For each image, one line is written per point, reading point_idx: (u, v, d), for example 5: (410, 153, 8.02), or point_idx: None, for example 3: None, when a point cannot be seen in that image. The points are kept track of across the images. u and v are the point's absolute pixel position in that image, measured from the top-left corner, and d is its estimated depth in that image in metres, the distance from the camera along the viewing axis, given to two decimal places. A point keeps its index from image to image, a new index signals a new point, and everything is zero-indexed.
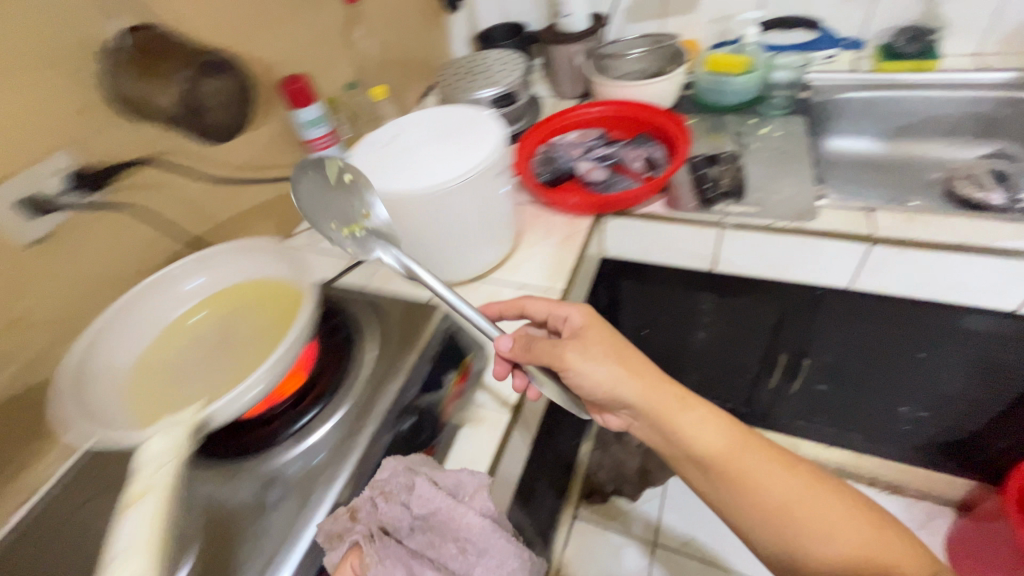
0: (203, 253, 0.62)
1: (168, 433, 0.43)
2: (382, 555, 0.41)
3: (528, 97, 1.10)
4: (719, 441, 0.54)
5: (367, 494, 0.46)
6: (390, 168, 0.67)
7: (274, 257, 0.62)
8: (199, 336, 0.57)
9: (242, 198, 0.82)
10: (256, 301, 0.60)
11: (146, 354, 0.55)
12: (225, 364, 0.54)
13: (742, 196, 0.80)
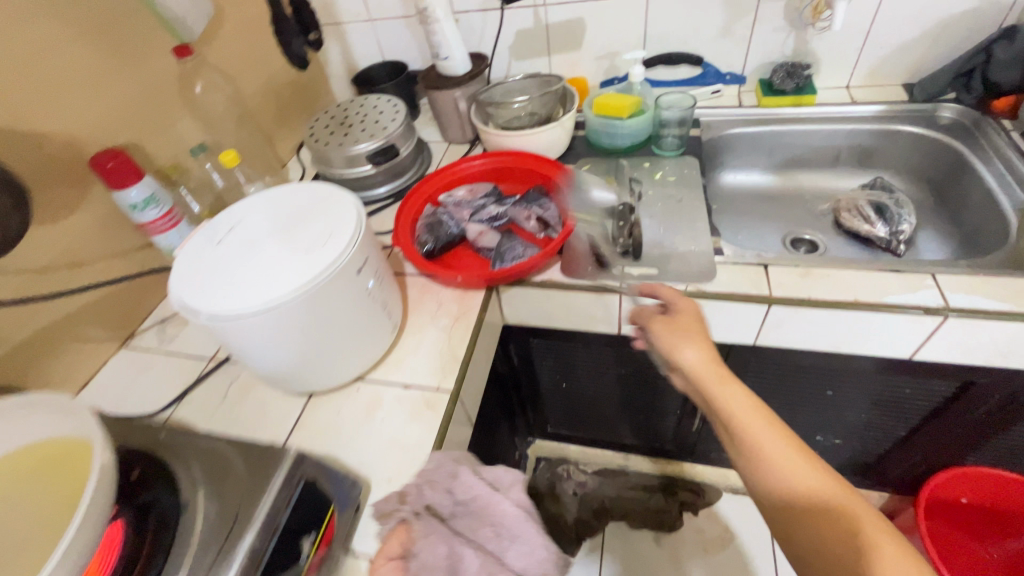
0: None
1: None
2: (427, 530, 0.49)
3: (413, 146, 0.98)
4: (741, 404, 0.51)
5: (415, 481, 0.53)
6: (217, 277, 0.54)
7: (59, 417, 0.50)
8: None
9: (48, 309, 0.67)
10: (38, 480, 0.47)
11: None
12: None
13: (640, 255, 0.76)
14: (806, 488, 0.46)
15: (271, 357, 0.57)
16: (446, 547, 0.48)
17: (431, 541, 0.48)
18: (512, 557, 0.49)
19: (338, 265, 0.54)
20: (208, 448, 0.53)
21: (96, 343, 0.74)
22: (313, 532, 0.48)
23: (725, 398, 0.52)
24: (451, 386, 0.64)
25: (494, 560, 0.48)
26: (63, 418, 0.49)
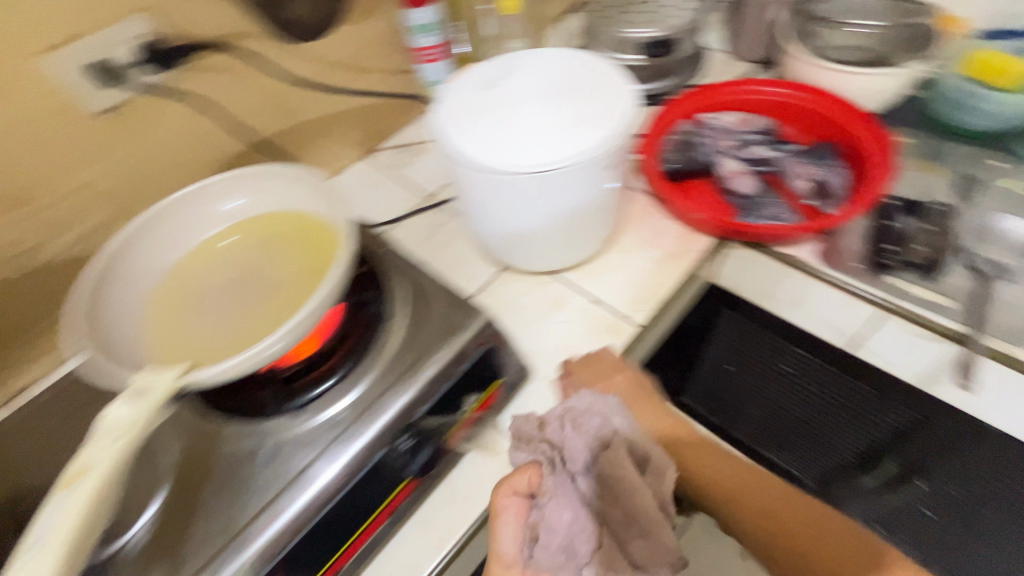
0: (244, 171, 0.54)
1: (133, 399, 0.37)
2: (559, 488, 0.48)
3: (691, 49, 0.84)
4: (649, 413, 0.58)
5: (558, 414, 0.51)
6: (477, 124, 0.53)
7: (310, 193, 0.53)
8: (213, 271, 0.52)
9: (325, 102, 0.74)
10: (289, 239, 0.53)
11: (175, 269, 0.52)
12: (229, 315, 0.48)
13: (935, 273, 0.61)
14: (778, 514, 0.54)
15: (493, 219, 0.57)
16: (571, 514, 0.47)
17: (561, 502, 0.47)
18: (633, 549, 0.46)
19: (595, 154, 0.50)
20: (415, 275, 0.55)
21: (345, 148, 0.81)
22: (477, 393, 0.51)
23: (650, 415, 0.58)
24: (642, 323, 0.59)
25: (612, 545, 0.46)
26: (319, 196, 0.53)
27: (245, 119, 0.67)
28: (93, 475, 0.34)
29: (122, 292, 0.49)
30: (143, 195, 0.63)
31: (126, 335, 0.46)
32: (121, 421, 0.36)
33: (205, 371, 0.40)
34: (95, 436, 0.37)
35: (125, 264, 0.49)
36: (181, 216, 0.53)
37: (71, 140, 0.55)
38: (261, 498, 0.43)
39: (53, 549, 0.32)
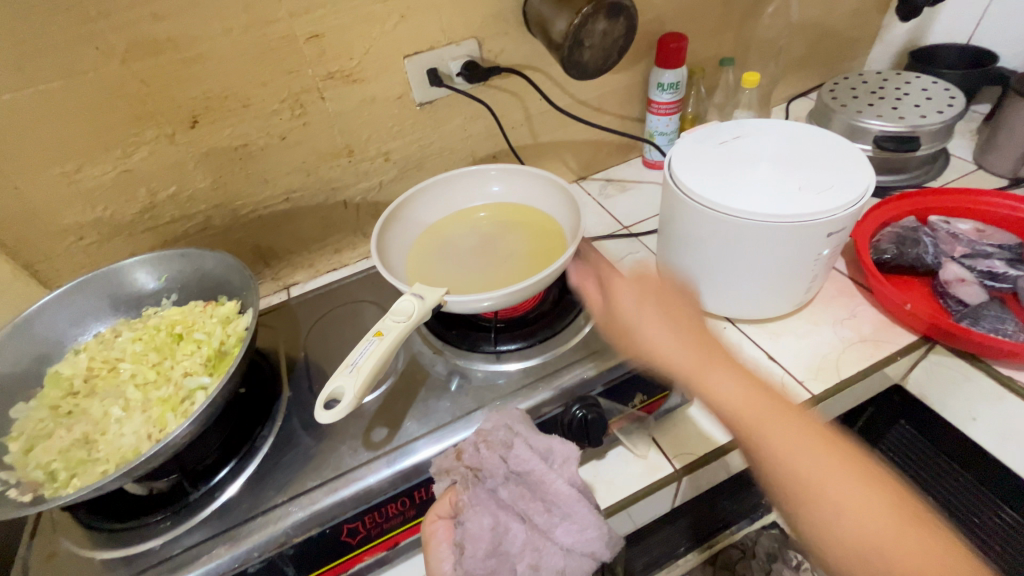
0: (509, 165, 0.68)
1: (417, 298, 0.49)
2: (476, 500, 0.42)
3: (935, 150, 0.81)
4: (705, 379, 0.46)
5: (470, 437, 0.46)
6: (710, 170, 0.61)
7: (552, 197, 0.65)
8: (463, 234, 0.66)
9: (565, 129, 0.89)
10: (525, 226, 0.66)
11: (436, 223, 0.67)
12: (472, 270, 0.61)
13: None
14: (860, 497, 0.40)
15: (696, 254, 0.63)
16: (493, 519, 0.42)
17: (479, 510, 0.41)
18: (560, 534, 0.43)
19: (819, 219, 0.54)
20: None
21: (566, 170, 0.95)
22: (645, 395, 0.55)
23: (714, 382, 0.46)
24: (814, 391, 0.59)
25: (541, 533, 0.43)
26: (560, 197, 0.64)
27: (504, 128, 0.84)
28: (393, 335, 0.45)
29: (401, 230, 0.65)
30: (421, 167, 0.83)
31: (397, 259, 0.62)
32: (406, 309, 0.48)
33: (459, 298, 0.52)
34: (389, 314, 0.48)
35: (409, 210, 0.66)
36: (453, 189, 0.69)
37: (397, 118, 0.77)
38: (457, 408, 0.53)
39: (348, 377, 0.42)
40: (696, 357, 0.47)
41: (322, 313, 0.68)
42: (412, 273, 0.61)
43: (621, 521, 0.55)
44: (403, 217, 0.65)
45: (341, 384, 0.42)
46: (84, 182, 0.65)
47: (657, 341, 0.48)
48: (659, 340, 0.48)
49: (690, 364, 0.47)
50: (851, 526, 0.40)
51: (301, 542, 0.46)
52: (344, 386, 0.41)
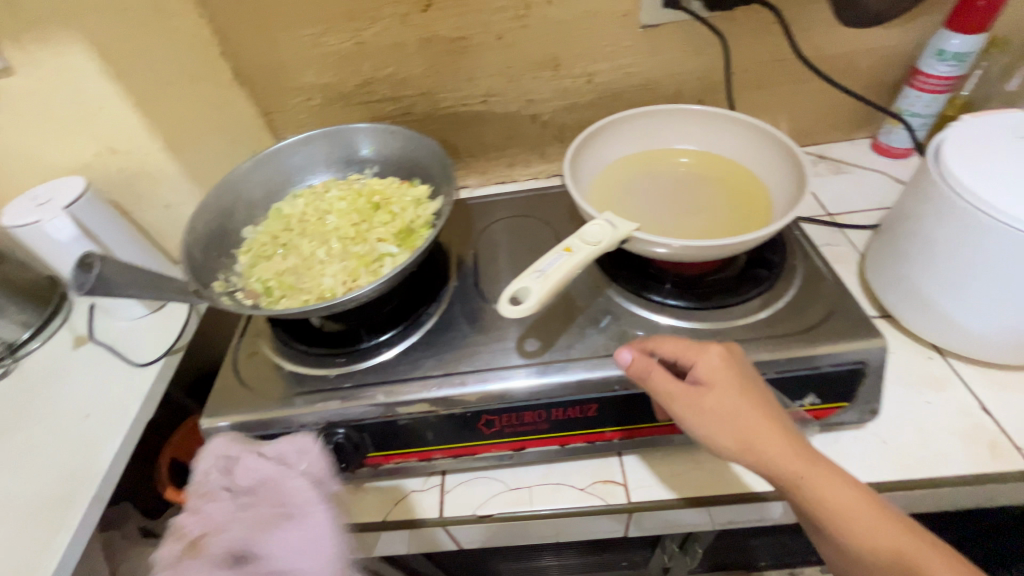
0: (732, 112, 0.61)
1: (610, 226, 0.48)
2: (207, 513, 0.44)
3: None
4: (817, 490, 0.37)
5: (218, 455, 0.47)
6: (1000, 171, 0.49)
7: (773, 158, 0.58)
8: (659, 176, 0.62)
9: (792, 87, 0.77)
10: (730, 183, 0.60)
11: (634, 157, 0.64)
12: (664, 214, 0.58)
13: None
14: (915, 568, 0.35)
15: (935, 265, 0.53)
16: (220, 523, 0.43)
17: (219, 520, 0.43)
18: (291, 537, 0.43)
19: None
20: (812, 270, 0.56)
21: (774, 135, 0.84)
22: (818, 398, 0.49)
23: (826, 492, 0.37)
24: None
25: (276, 531, 0.43)
26: (781, 159, 0.57)
27: (724, 72, 0.75)
28: (581, 254, 0.45)
29: (597, 156, 0.63)
30: (619, 97, 0.79)
31: (588, 183, 0.61)
32: (597, 235, 0.47)
33: (653, 238, 0.50)
34: (578, 233, 0.47)
35: (610, 138, 0.63)
36: (660, 127, 0.64)
37: (614, 38, 0.72)
38: (610, 345, 0.52)
39: (536, 282, 0.43)
40: (803, 460, 0.38)
41: (493, 219, 0.70)
42: (600, 202, 0.59)
43: (742, 514, 0.52)
44: (601, 144, 0.63)
45: (530, 286, 0.42)
46: (325, 47, 0.71)
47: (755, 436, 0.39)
48: (761, 440, 0.39)
49: (799, 469, 0.38)
50: None
51: (444, 415, 0.50)
52: (532, 290, 0.42)
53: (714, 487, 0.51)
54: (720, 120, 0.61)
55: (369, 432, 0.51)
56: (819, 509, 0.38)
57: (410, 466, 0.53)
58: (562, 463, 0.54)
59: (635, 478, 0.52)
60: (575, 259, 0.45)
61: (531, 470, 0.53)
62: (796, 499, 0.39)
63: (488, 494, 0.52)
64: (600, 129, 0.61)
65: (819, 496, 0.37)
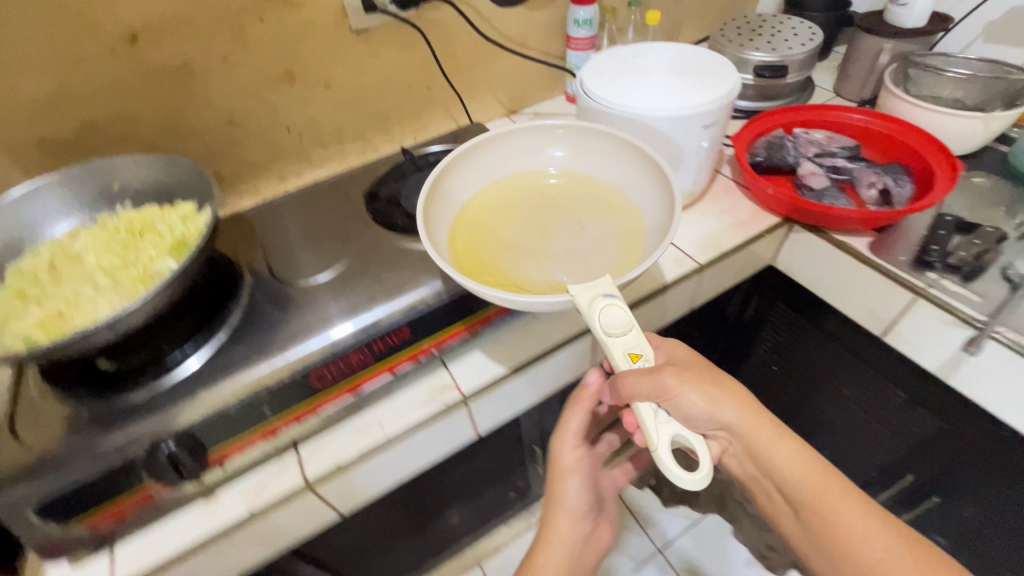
0: (537, 124, 0.68)
1: (615, 304, 0.51)
2: None
3: (803, 78, 0.97)
4: (774, 460, 0.59)
5: None
6: (620, 86, 0.71)
7: (629, 167, 0.65)
8: (539, 200, 0.67)
9: (493, 62, 0.98)
10: (573, 190, 0.68)
11: (475, 203, 0.66)
12: (539, 245, 0.62)
13: (972, 279, 0.66)
14: (867, 534, 0.53)
15: None
16: None
17: None
18: None
19: (690, 113, 0.66)
20: None
21: (496, 104, 1.05)
22: None
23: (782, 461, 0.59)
24: (698, 262, 0.73)
25: None
26: (599, 151, 0.68)
27: (438, 60, 0.92)
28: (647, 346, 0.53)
29: (466, 187, 0.67)
30: (360, 95, 0.89)
31: (448, 250, 0.60)
32: (621, 319, 0.51)
33: (624, 275, 0.54)
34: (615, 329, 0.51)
35: (474, 164, 0.67)
36: (527, 146, 0.70)
37: (336, 44, 0.82)
38: (402, 279, 0.61)
39: (669, 422, 0.54)
40: (783, 439, 0.59)
41: (270, 220, 0.73)
42: (480, 252, 0.61)
43: (548, 369, 0.67)
44: (467, 170, 0.67)
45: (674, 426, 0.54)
46: (22, 96, 0.66)
47: (730, 408, 0.59)
48: (729, 418, 0.59)
49: (742, 427, 0.59)
50: (861, 541, 0.53)
51: (275, 386, 0.53)
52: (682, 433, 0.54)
53: (518, 355, 0.65)
54: (571, 133, 0.68)
55: (201, 434, 0.51)
56: (778, 473, 0.59)
57: (258, 450, 0.55)
58: (399, 392, 0.61)
59: (460, 374, 0.63)
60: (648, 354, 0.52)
61: (374, 409, 0.60)
62: (770, 467, 0.59)
63: (343, 441, 0.57)
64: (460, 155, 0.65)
65: (779, 465, 0.59)
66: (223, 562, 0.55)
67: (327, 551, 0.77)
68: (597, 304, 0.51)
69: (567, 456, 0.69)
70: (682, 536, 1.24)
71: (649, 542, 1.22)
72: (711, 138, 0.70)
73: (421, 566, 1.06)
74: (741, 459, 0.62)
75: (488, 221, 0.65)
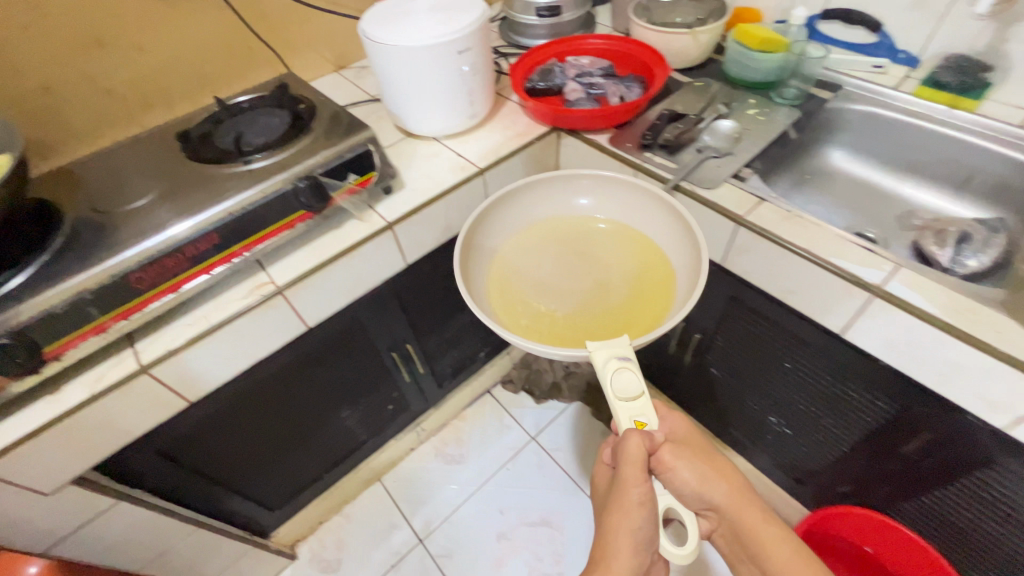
0: (568, 173, 0.83)
1: (626, 370, 0.62)
2: None
3: (579, 16, 1.16)
4: (758, 541, 0.72)
5: None
6: (391, 25, 0.84)
7: (652, 220, 0.80)
8: (572, 240, 0.81)
9: (308, 22, 1.09)
10: (606, 234, 0.82)
11: (514, 244, 0.81)
12: (575, 288, 0.75)
13: (674, 153, 0.86)
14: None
15: (396, 87, 0.88)
16: None
17: None
18: None
19: (441, 42, 0.81)
20: (336, 110, 0.86)
21: (322, 61, 1.17)
22: (356, 174, 0.80)
23: (766, 538, 0.72)
24: (478, 166, 0.89)
25: None
26: (622, 200, 0.82)
27: (251, 21, 1.02)
28: (650, 416, 0.63)
29: (498, 235, 0.82)
30: (178, 58, 0.97)
31: (495, 294, 0.74)
32: (629, 381, 0.62)
33: (639, 336, 0.64)
34: (621, 392, 0.62)
35: (504, 215, 0.82)
36: (552, 197, 0.85)
37: (141, 10, 0.89)
38: (207, 198, 0.72)
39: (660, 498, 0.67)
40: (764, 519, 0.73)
41: (94, 169, 0.81)
42: (528, 292, 0.75)
43: (356, 264, 0.81)
44: (504, 218, 0.82)
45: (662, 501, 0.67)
46: None
47: (717, 487, 0.74)
48: (713, 494, 0.74)
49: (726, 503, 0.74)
50: None
51: (96, 288, 0.63)
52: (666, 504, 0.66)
53: (328, 252, 0.78)
54: (596, 183, 0.83)
55: (31, 331, 0.60)
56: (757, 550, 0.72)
57: (93, 345, 0.65)
58: (224, 292, 0.74)
59: (276, 273, 0.76)
60: (646, 409, 0.64)
61: (202, 307, 0.72)
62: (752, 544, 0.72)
63: (174, 333, 0.70)
64: (489, 209, 0.80)
65: (760, 543, 0.72)
66: (72, 442, 0.65)
67: (203, 457, 0.88)
68: (611, 367, 0.62)
69: (635, 519, 0.64)
70: (549, 424, 1.43)
71: (523, 433, 1.42)
72: (469, 64, 0.87)
73: (317, 482, 1.19)
74: (725, 532, 0.76)
75: (530, 260, 0.79)
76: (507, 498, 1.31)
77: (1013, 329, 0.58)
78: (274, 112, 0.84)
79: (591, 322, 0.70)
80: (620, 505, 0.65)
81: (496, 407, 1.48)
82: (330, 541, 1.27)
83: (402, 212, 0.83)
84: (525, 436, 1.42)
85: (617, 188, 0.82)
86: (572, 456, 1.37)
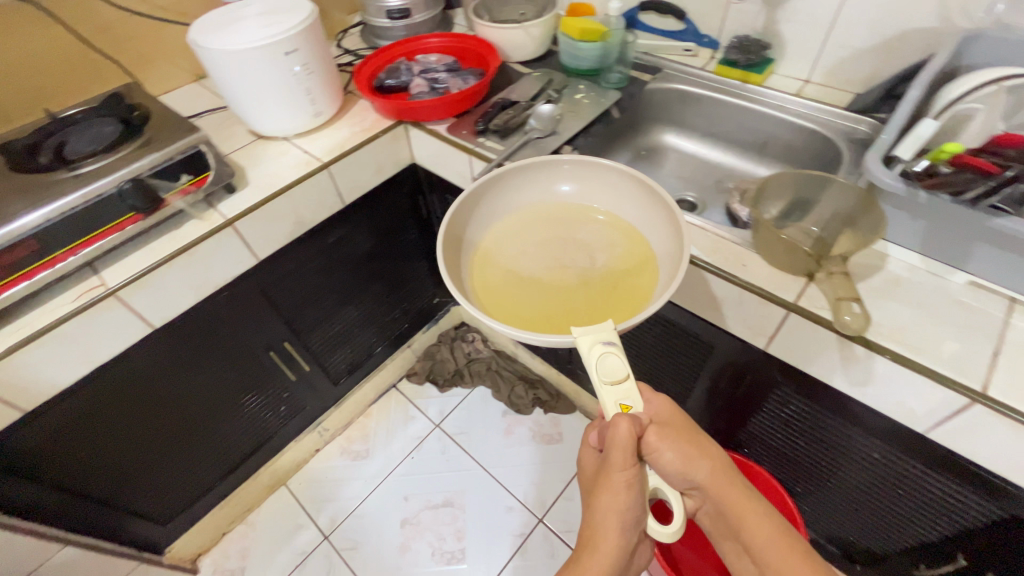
0: (547, 158, 0.77)
1: (610, 353, 0.56)
2: None
3: (432, 18, 1.23)
4: (741, 521, 0.60)
5: None
6: (218, 31, 0.87)
7: (633, 204, 0.74)
8: (556, 227, 0.74)
9: (155, 36, 1.10)
10: (589, 220, 0.75)
11: (493, 234, 0.75)
12: (556, 273, 0.68)
13: (505, 137, 0.94)
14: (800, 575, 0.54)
15: (232, 90, 0.91)
16: None
17: None
18: None
19: (265, 44, 0.84)
20: (172, 116, 0.88)
21: (179, 73, 1.18)
22: (189, 175, 0.82)
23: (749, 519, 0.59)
24: (321, 161, 0.93)
25: None
26: (604, 184, 0.77)
27: (90, 37, 1.02)
28: (637, 398, 0.57)
29: (481, 225, 0.75)
30: (11, 76, 0.96)
31: (471, 284, 0.67)
32: (614, 364, 0.56)
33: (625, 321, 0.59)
34: (607, 376, 0.56)
35: (487, 204, 0.76)
36: (536, 184, 0.79)
37: None
38: (23, 205, 0.72)
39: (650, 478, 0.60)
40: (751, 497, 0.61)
41: None
42: (506, 279, 0.68)
43: (198, 261, 0.84)
44: (483, 207, 0.75)
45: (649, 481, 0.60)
46: None
47: (700, 466, 0.61)
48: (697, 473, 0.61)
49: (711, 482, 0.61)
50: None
51: None
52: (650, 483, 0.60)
53: (165, 252, 0.80)
54: (578, 167, 0.77)
55: None
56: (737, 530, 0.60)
57: None
58: (52, 300, 0.74)
59: (108, 276, 0.78)
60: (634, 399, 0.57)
61: (30, 314, 0.73)
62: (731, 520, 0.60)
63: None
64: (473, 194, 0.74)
65: (742, 523, 0.59)
66: None
67: (63, 474, 0.87)
68: (595, 351, 0.56)
69: (624, 500, 0.57)
70: (451, 410, 1.48)
71: (427, 422, 1.46)
72: (301, 64, 0.91)
73: (211, 491, 1.19)
74: (710, 512, 0.64)
75: (510, 248, 0.73)
76: (412, 485, 1.34)
77: (757, 263, 0.69)
78: (107, 121, 0.85)
79: (569, 309, 0.63)
80: (607, 484, 0.58)
81: (401, 401, 1.51)
82: (233, 550, 1.27)
83: (241, 208, 0.86)
84: (429, 424, 1.46)
85: (596, 171, 0.77)
86: (474, 437, 1.43)
